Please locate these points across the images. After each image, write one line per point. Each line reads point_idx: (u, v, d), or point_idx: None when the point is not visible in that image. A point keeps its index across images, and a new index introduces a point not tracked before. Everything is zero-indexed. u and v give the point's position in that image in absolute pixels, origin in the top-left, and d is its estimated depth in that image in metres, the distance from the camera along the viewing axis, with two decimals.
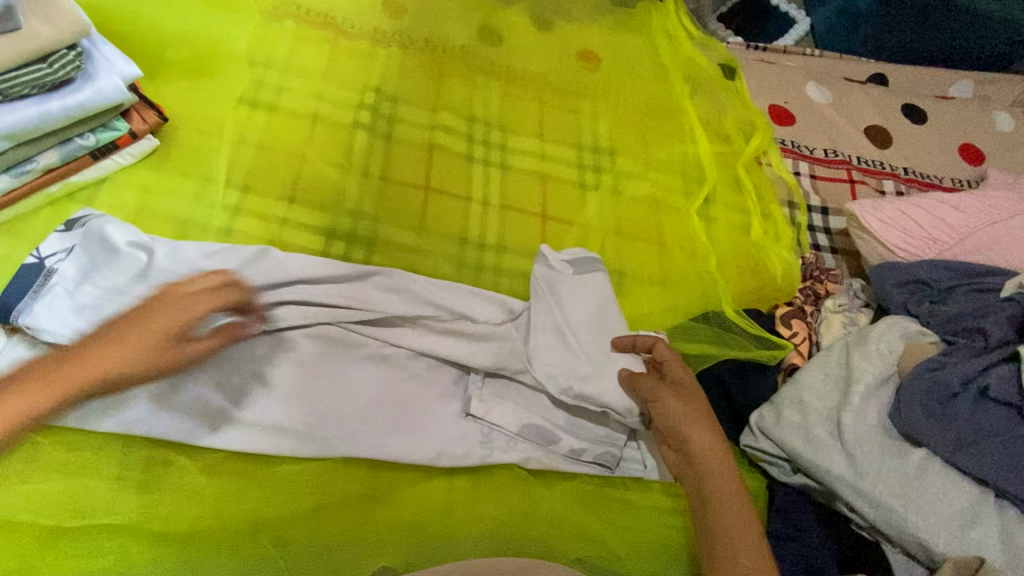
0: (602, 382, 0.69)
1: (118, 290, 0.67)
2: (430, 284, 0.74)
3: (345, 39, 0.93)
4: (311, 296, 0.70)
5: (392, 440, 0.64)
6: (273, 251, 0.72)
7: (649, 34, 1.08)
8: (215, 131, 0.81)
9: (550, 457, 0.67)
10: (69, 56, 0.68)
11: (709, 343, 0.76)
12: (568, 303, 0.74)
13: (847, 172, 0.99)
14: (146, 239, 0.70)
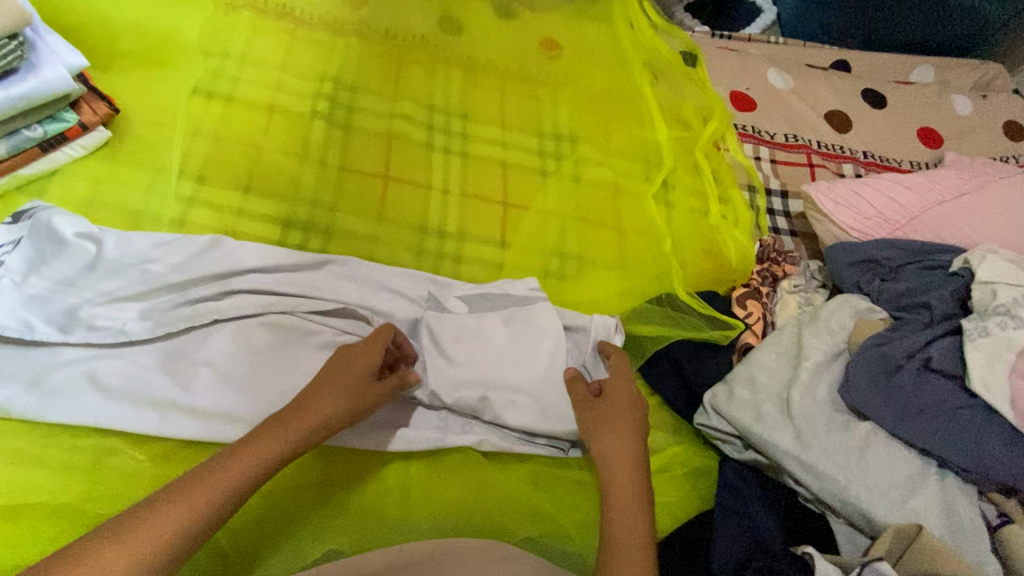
0: (541, 419, 0.68)
1: (70, 282, 0.67)
2: (387, 271, 0.75)
3: (303, 29, 0.92)
4: (265, 284, 0.70)
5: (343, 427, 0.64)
6: (226, 240, 0.72)
7: (612, 23, 1.08)
8: (169, 122, 0.81)
9: (504, 439, 0.68)
10: (11, 46, 0.67)
11: (663, 326, 0.77)
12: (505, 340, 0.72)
13: (807, 156, 1.00)
14: (97, 230, 0.70)
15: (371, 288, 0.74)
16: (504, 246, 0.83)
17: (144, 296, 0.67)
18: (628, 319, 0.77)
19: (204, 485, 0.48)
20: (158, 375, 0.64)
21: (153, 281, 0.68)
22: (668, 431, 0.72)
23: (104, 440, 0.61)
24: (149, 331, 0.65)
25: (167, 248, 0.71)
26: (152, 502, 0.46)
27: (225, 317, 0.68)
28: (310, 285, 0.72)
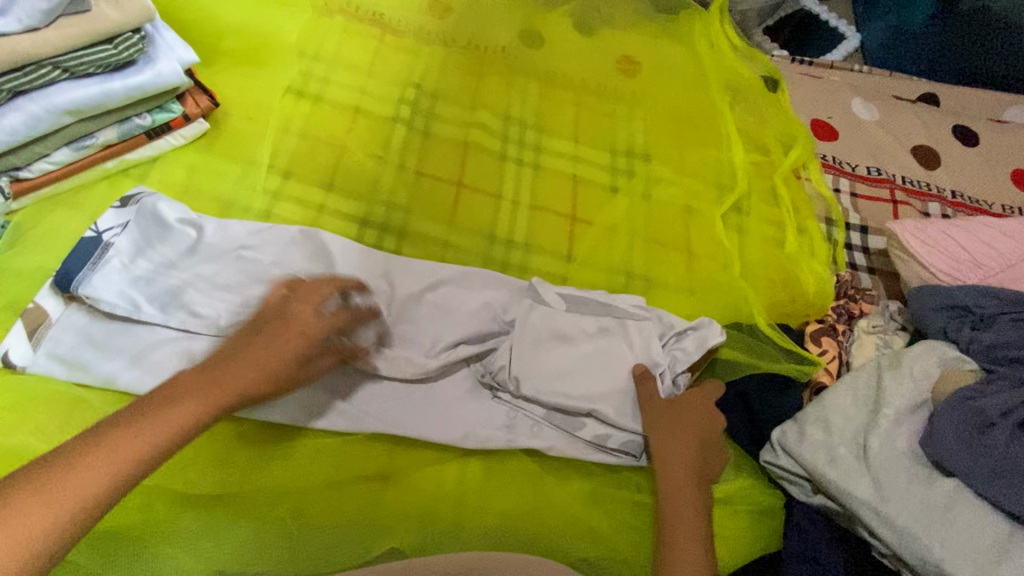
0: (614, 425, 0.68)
1: (171, 264, 0.71)
2: (461, 272, 0.76)
3: (391, 36, 0.95)
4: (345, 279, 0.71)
5: (420, 420, 0.66)
6: (313, 233, 0.74)
7: (691, 42, 1.07)
8: (263, 118, 0.84)
9: (574, 446, 0.67)
10: (134, 40, 0.70)
11: (738, 351, 0.75)
12: (591, 342, 0.72)
13: (890, 191, 0.96)
14: (195, 216, 0.74)
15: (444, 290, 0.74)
16: (570, 260, 0.83)
17: (235, 280, 0.71)
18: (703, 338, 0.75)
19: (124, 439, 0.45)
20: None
21: (244, 267, 0.72)
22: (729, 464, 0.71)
23: None
24: (234, 312, 0.68)
25: (258, 237, 0.74)
26: (64, 454, 0.44)
27: None
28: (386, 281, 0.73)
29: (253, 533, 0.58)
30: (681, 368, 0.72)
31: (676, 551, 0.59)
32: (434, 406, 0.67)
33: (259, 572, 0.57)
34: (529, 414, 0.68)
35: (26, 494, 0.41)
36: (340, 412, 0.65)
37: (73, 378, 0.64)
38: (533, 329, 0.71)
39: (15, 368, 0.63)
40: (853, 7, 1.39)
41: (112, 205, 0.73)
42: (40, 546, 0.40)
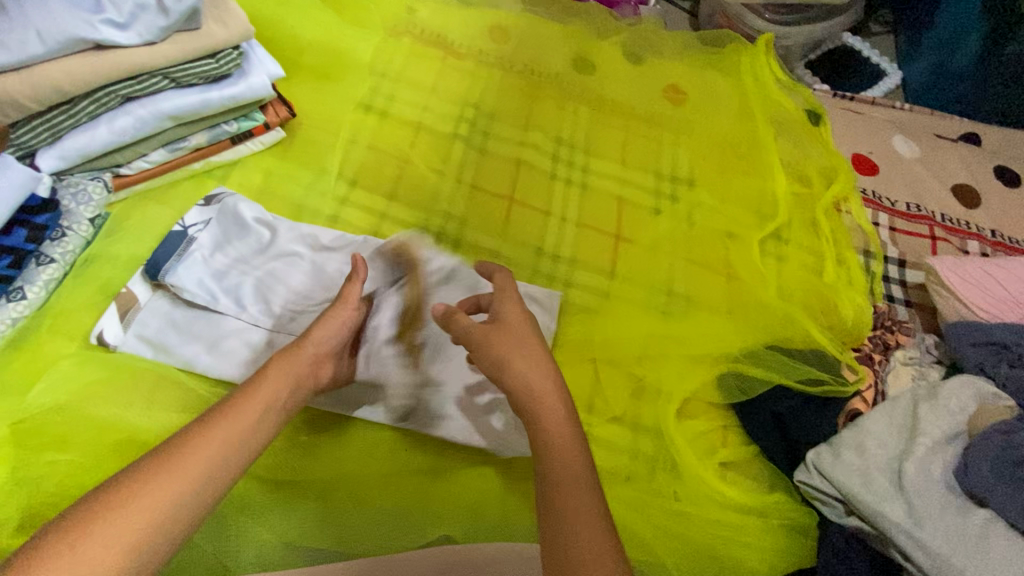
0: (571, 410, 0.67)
1: (245, 260, 0.77)
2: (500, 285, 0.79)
3: (454, 58, 1.02)
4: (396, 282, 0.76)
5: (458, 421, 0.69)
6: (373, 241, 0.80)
7: (737, 73, 1.10)
8: (334, 130, 0.91)
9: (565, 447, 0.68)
10: (233, 55, 0.77)
11: (782, 372, 0.78)
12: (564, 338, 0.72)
13: (929, 227, 0.98)
14: (269, 217, 0.79)
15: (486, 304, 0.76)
16: (613, 277, 0.87)
17: (299, 280, 0.76)
18: (743, 359, 0.78)
19: (211, 432, 0.50)
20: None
21: (309, 268, 0.77)
22: (763, 483, 0.73)
23: None
24: (296, 309, 0.74)
25: (328, 239, 0.80)
26: (164, 448, 0.48)
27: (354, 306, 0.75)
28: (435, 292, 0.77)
29: (317, 513, 0.63)
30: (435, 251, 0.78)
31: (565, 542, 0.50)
32: (480, 406, 0.70)
33: (320, 549, 0.62)
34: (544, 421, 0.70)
35: (149, 474, 0.46)
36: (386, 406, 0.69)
37: (158, 358, 0.69)
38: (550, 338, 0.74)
39: (108, 347, 0.69)
40: (897, 46, 1.41)
41: (197, 203, 0.79)
42: (185, 507, 0.46)
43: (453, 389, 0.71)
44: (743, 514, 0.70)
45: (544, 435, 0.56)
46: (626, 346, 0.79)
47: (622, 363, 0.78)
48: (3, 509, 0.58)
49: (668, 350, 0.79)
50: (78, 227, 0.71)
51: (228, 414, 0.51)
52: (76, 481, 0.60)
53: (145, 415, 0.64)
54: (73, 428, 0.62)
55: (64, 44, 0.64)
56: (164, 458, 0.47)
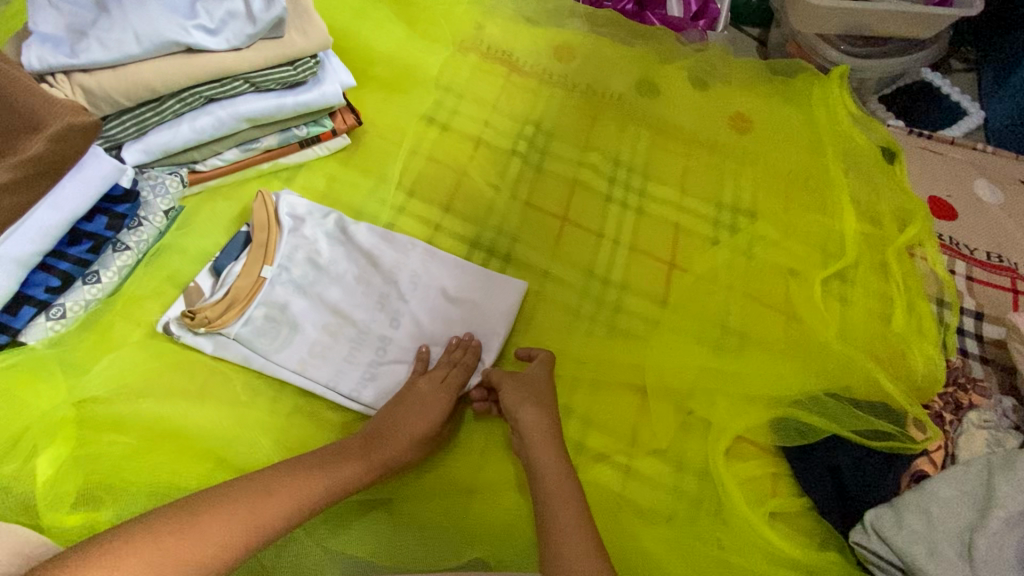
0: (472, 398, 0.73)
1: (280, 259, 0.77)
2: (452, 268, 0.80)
3: (518, 76, 1.02)
4: (358, 249, 0.79)
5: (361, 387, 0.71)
6: (395, 235, 0.80)
7: (808, 105, 1.06)
8: (397, 139, 0.93)
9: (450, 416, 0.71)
10: (310, 64, 0.79)
11: (843, 422, 0.73)
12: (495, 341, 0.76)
13: (1012, 280, 0.92)
14: (303, 215, 0.80)
15: (482, 308, 0.78)
16: (665, 305, 0.84)
17: (296, 264, 0.77)
18: (798, 405, 0.75)
19: (258, 495, 0.55)
20: (306, 344, 0.73)
21: (312, 257, 0.78)
22: (812, 540, 0.69)
23: (300, 401, 0.71)
24: (306, 297, 0.75)
25: (359, 234, 0.79)
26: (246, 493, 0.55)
27: (322, 272, 0.77)
28: (426, 287, 0.78)
29: (355, 518, 0.64)
30: (314, 211, 0.80)
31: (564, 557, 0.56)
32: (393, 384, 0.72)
33: (353, 555, 0.62)
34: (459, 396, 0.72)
35: (231, 505, 0.53)
36: (302, 369, 0.71)
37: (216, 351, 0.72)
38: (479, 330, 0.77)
39: (172, 336, 0.71)
40: (978, 85, 1.33)
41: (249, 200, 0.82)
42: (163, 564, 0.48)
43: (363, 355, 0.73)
44: (790, 569, 0.66)
45: (539, 472, 0.63)
46: (675, 379, 0.76)
47: (670, 394, 0.76)
48: (63, 485, 0.60)
49: (720, 386, 0.76)
50: (154, 218, 0.75)
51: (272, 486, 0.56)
52: (135, 463, 0.63)
53: (196, 407, 0.66)
54: (135, 412, 0.65)
55: (158, 47, 0.68)
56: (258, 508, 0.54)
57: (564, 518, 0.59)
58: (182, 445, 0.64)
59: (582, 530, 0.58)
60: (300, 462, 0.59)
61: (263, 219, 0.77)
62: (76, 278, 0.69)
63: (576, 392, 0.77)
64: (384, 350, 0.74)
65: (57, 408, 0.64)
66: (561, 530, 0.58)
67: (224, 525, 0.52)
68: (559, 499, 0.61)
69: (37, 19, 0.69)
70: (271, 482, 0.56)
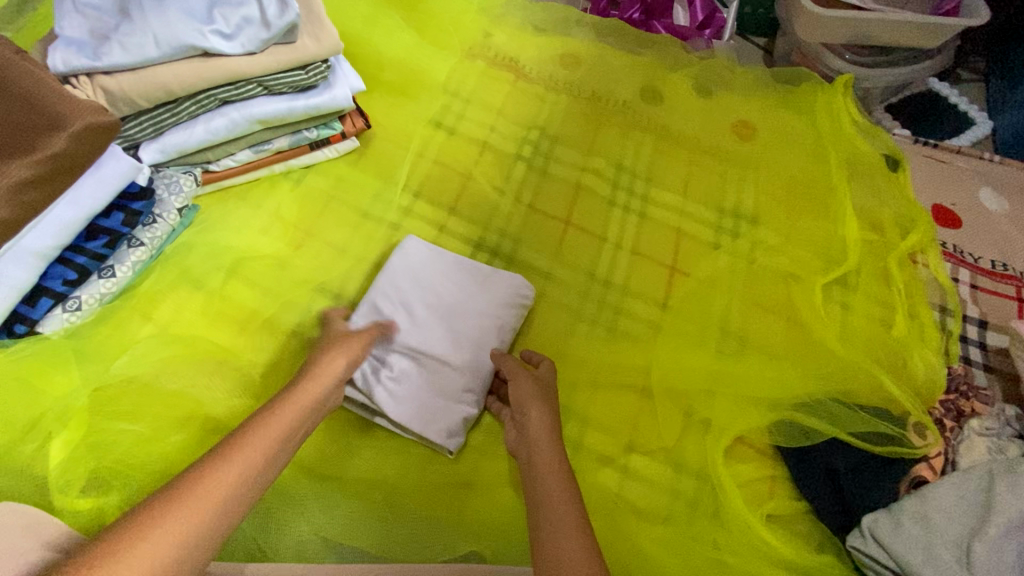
0: (462, 393, 0.73)
1: (415, 314, 0.77)
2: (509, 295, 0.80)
3: (524, 82, 1.04)
4: (443, 290, 0.79)
5: (446, 422, 0.70)
6: (477, 273, 0.81)
7: (812, 113, 1.07)
8: (405, 143, 0.95)
9: (444, 411, 0.71)
10: (321, 68, 0.81)
11: (848, 427, 0.73)
12: (485, 319, 0.78)
13: (1016, 289, 0.91)
14: (436, 268, 0.81)
15: (509, 309, 0.79)
16: (665, 309, 0.85)
17: (423, 318, 0.77)
18: (798, 408, 0.75)
19: (210, 473, 0.49)
20: (433, 399, 0.72)
21: (430, 308, 0.78)
22: (809, 543, 0.69)
23: None
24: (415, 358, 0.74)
25: (462, 281, 0.80)
26: (185, 481, 0.49)
27: (416, 314, 0.77)
28: (505, 305, 0.79)
29: (356, 513, 0.65)
30: (422, 256, 0.81)
31: (554, 549, 0.54)
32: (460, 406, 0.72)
33: (353, 547, 0.63)
34: (446, 388, 0.73)
35: (180, 496, 0.47)
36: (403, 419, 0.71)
37: (227, 345, 0.74)
38: (499, 323, 0.78)
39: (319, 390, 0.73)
40: (987, 95, 1.33)
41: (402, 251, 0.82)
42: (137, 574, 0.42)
43: (444, 392, 0.72)
44: (786, 570, 0.66)
45: (537, 470, 0.62)
46: (674, 380, 0.77)
47: (670, 395, 0.77)
48: (74, 470, 0.62)
49: (720, 388, 0.77)
50: (167, 215, 0.77)
51: (218, 464, 0.50)
52: (142, 451, 0.64)
53: (207, 398, 0.69)
54: (147, 401, 0.67)
55: (177, 50, 0.71)
56: (214, 478, 0.49)
57: (558, 512, 0.57)
58: (190, 434, 0.66)
59: (576, 523, 0.56)
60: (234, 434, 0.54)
61: (392, 275, 0.79)
62: (92, 272, 0.71)
63: (575, 391, 0.78)
64: (466, 383, 0.73)
65: (73, 396, 0.66)
66: (552, 524, 0.56)
67: (178, 522, 0.46)
68: (553, 497, 0.59)
69: (63, 23, 0.72)
70: (206, 478, 0.49)
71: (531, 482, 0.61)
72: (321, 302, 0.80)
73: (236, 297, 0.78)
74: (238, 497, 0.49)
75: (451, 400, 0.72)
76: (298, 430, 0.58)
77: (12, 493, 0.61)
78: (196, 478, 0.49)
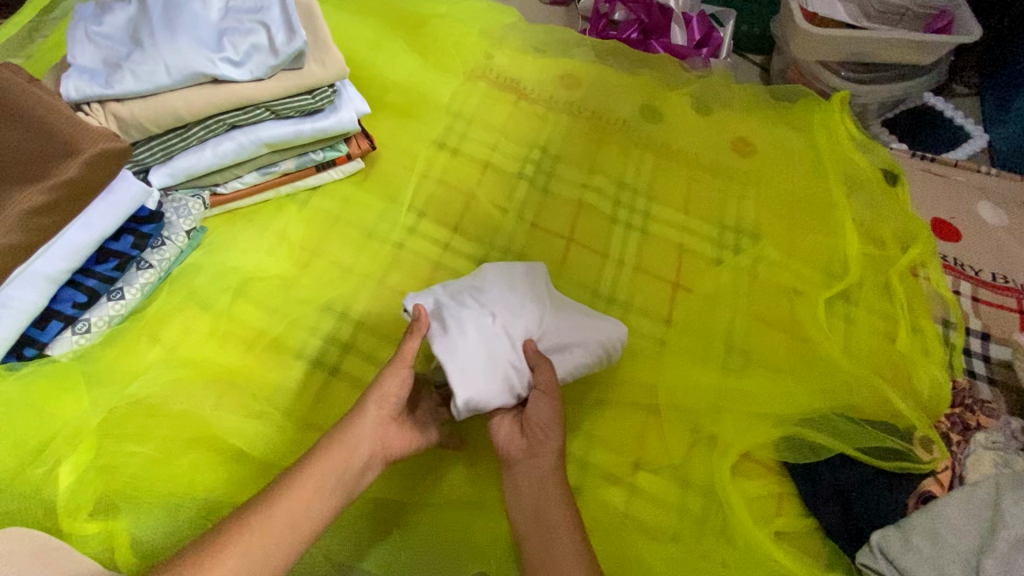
0: (507, 381, 0.67)
1: (515, 297, 0.72)
2: (599, 332, 0.73)
3: (525, 102, 1.06)
4: (548, 296, 0.75)
5: (473, 391, 0.64)
6: (578, 306, 0.76)
7: (810, 129, 1.08)
8: (409, 164, 0.97)
9: (485, 382, 0.65)
10: (328, 93, 0.82)
11: (854, 443, 0.73)
12: (565, 346, 0.72)
13: (1018, 301, 0.92)
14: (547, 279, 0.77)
15: (588, 348, 0.72)
16: (669, 324, 0.86)
17: (514, 303, 0.72)
18: (804, 425, 0.75)
19: (246, 538, 0.54)
20: (483, 364, 0.66)
21: (528, 300, 0.73)
22: (818, 560, 0.69)
23: (310, 413, 0.73)
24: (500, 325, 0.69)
25: (564, 303, 0.75)
26: (222, 541, 0.53)
27: (517, 297, 0.72)
28: (589, 344, 0.72)
29: (365, 535, 0.65)
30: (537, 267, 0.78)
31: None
32: (497, 391, 0.66)
33: (363, 569, 0.63)
34: (500, 368, 0.67)
35: (216, 558, 0.52)
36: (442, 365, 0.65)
37: (234, 365, 0.75)
38: (575, 356, 0.71)
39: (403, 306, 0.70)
40: (981, 109, 1.35)
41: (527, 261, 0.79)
42: None
43: (495, 369, 0.66)
44: None
45: (535, 491, 0.63)
46: (678, 396, 0.78)
47: (675, 411, 0.77)
48: (83, 493, 0.62)
49: (726, 404, 0.77)
50: (176, 237, 0.78)
51: (254, 530, 0.54)
52: (148, 474, 0.65)
53: (210, 420, 0.68)
54: (157, 423, 0.67)
55: (187, 78, 0.72)
56: (247, 544, 0.53)
57: (558, 540, 0.60)
58: (196, 456, 0.67)
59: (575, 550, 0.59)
60: (274, 491, 0.58)
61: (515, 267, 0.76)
62: (102, 294, 0.72)
63: (581, 409, 0.78)
64: (514, 376, 0.67)
65: (81, 420, 0.66)
66: (550, 553, 0.59)
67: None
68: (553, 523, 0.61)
69: (76, 52, 0.74)
70: (250, 533, 0.54)
71: (533, 501, 0.63)
72: (326, 321, 0.80)
73: (242, 317, 0.79)
74: (275, 545, 0.55)
75: (498, 377, 0.66)
76: (336, 484, 0.60)
77: (17, 518, 0.61)
78: (232, 538, 0.54)
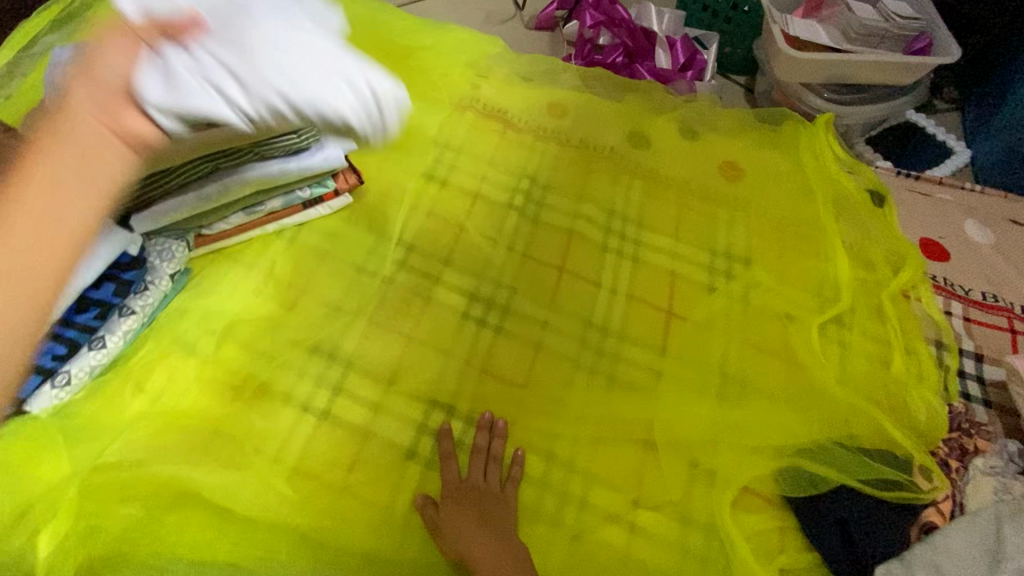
0: (213, 83, 0.59)
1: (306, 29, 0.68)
2: (376, 81, 0.71)
3: (512, 131, 1.06)
4: (330, 47, 0.69)
5: (141, 121, 0.53)
6: (387, 91, 0.73)
7: (796, 151, 1.09)
8: (398, 197, 0.96)
9: (162, 89, 0.55)
10: (313, 132, 0.82)
11: (851, 472, 0.73)
12: (311, 72, 0.65)
13: (1008, 320, 0.92)
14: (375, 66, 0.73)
15: (339, 115, 0.67)
16: (664, 354, 0.85)
17: (263, 27, 0.64)
18: (801, 455, 0.75)
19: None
20: (195, 79, 0.57)
21: (303, 41, 0.66)
22: None
23: (302, 461, 0.72)
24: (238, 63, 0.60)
25: (371, 79, 0.71)
26: None
27: (305, 42, 0.66)
28: (358, 103, 0.68)
29: None
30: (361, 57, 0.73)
31: None
32: (206, 95, 0.57)
33: None
34: (201, 69, 0.58)
35: None
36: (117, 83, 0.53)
37: (221, 413, 0.73)
38: (336, 101, 0.66)
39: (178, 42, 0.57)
40: (962, 124, 1.37)
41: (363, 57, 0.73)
42: None
43: (222, 80, 0.59)
44: None
45: None
46: (675, 431, 0.77)
47: (673, 446, 0.76)
48: (70, 558, 0.61)
49: (724, 437, 0.76)
50: (160, 281, 0.76)
51: None
52: (135, 535, 0.64)
53: (197, 477, 0.67)
54: (145, 479, 0.66)
55: None
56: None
57: None
58: (186, 514, 0.66)
59: None
60: None
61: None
62: (82, 344, 0.71)
63: (578, 446, 0.77)
64: (274, 88, 0.62)
65: (65, 481, 0.65)
66: None
67: None
68: None
69: (49, 97, 0.71)
70: None
71: None
72: (316, 363, 0.79)
73: (229, 361, 0.77)
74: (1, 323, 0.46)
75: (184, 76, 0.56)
76: (49, 222, 0.48)
77: None
78: None
